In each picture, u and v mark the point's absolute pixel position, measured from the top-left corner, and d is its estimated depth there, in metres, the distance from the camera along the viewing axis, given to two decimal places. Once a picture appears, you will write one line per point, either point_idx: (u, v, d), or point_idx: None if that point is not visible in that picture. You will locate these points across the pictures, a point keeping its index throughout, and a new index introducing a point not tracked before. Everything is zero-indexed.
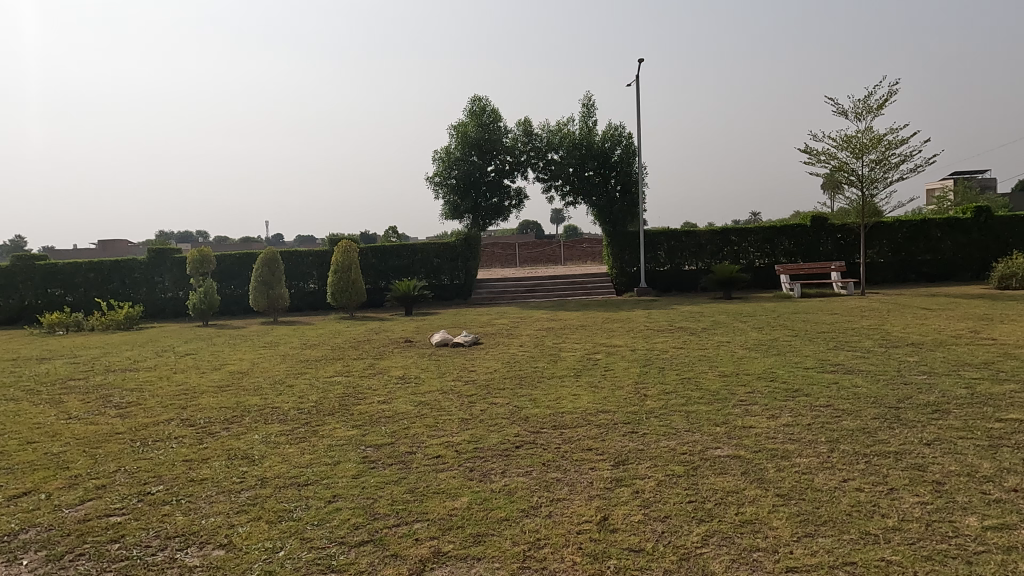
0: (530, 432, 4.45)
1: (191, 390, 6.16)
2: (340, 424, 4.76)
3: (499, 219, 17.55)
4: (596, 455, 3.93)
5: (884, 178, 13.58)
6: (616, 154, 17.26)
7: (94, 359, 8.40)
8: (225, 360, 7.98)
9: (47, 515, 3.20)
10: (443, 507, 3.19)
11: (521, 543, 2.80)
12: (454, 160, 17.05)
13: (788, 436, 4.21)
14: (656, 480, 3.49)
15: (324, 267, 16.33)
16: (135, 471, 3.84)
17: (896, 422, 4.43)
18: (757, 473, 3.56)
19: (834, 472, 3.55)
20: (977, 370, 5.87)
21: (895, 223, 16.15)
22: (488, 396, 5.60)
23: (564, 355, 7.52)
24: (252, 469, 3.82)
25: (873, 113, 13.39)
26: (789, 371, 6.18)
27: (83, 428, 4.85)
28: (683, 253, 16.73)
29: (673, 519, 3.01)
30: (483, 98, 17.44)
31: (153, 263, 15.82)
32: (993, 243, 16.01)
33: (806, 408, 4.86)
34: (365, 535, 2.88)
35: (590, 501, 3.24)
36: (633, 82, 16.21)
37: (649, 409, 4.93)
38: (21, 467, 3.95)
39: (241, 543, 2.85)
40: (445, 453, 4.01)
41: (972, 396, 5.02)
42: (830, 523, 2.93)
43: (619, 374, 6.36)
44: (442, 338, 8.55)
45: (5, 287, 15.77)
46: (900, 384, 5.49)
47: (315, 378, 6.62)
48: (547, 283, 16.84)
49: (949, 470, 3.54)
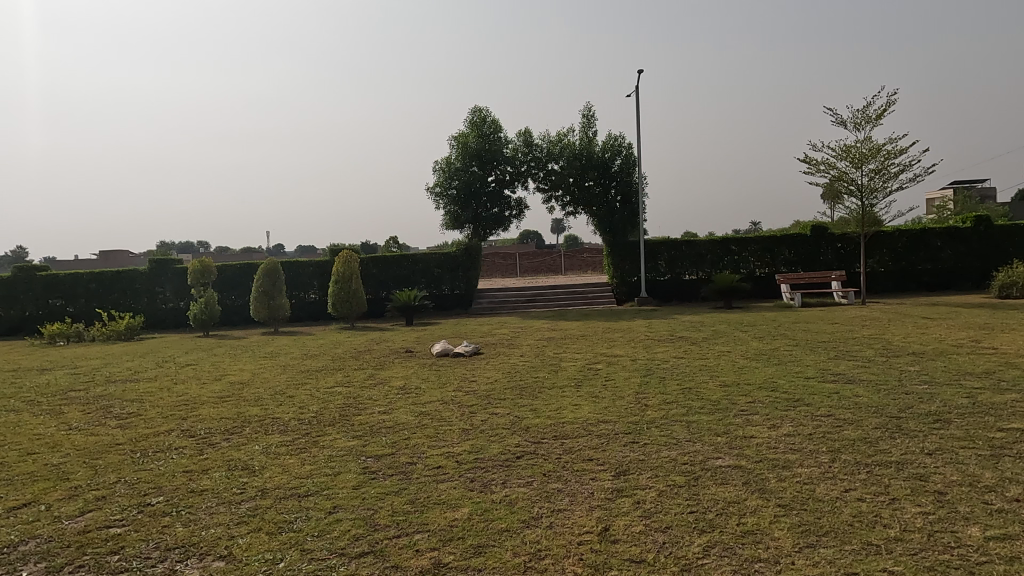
0: (531, 442, 4.45)
1: (192, 400, 6.18)
2: (342, 434, 4.77)
3: (500, 228, 17.61)
4: (597, 466, 3.92)
5: (883, 187, 13.62)
6: (616, 164, 17.34)
7: (96, 370, 8.44)
8: (226, 370, 8.01)
9: (47, 527, 3.19)
10: (444, 518, 3.18)
11: (522, 555, 2.79)
12: (455, 170, 17.15)
13: (788, 446, 4.20)
14: (657, 490, 3.49)
15: (324, 277, 16.37)
16: (135, 482, 3.83)
17: (898, 432, 4.42)
18: (758, 483, 3.55)
19: (836, 482, 3.55)
20: (978, 379, 5.86)
21: (895, 232, 16.20)
22: (489, 405, 5.61)
23: (565, 365, 7.54)
24: (252, 480, 3.81)
25: (872, 123, 13.44)
26: (790, 380, 6.18)
27: (84, 439, 4.86)
28: (683, 263, 16.75)
29: (674, 530, 3.00)
30: (483, 108, 17.51)
31: (154, 273, 15.85)
32: (993, 252, 16.05)
33: (806, 418, 4.86)
34: (365, 547, 2.88)
35: (591, 511, 3.23)
36: (634, 92, 16.37)
37: (650, 419, 4.94)
38: (22, 477, 3.96)
39: (241, 554, 2.85)
40: (446, 463, 4.02)
41: (973, 406, 5.02)
42: (832, 534, 2.92)
43: (620, 384, 6.38)
44: (443, 347, 8.59)
45: (7, 297, 15.83)
46: (900, 394, 5.49)
47: (316, 388, 6.65)
48: (548, 293, 16.86)
49: (951, 479, 3.53)
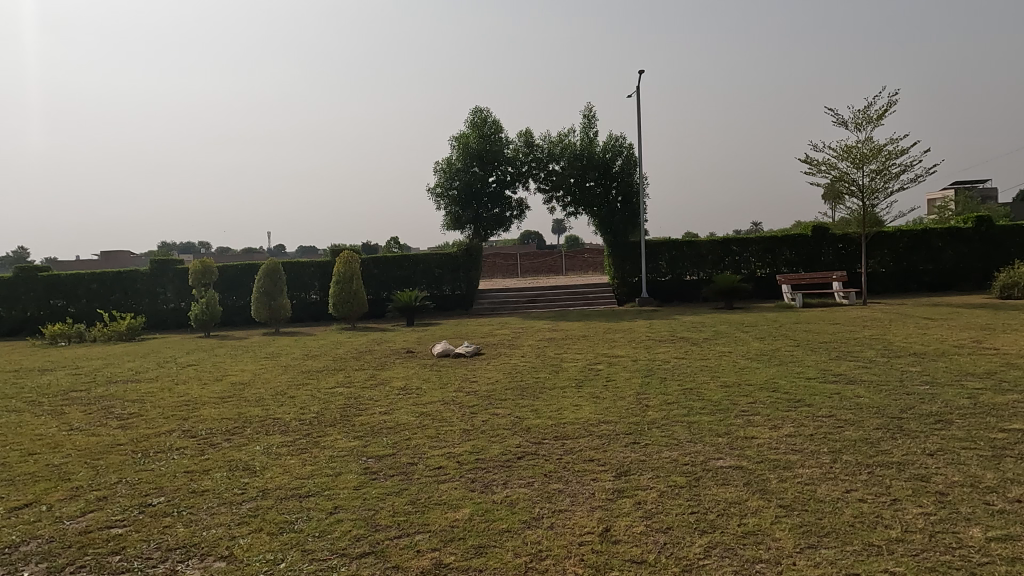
0: (532, 442, 4.45)
1: (193, 401, 6.19)
2: (343, 435, 4.78)
3: (500, 229, 17.61)
4: (598, 467, 3.92)
5: (884, 188, 13.61)
6: (617, 164, 17.34)
7: (97, 370, 8.43)
8: (227, 371, 8.00)
9: (47, 528, 3.19)
10: (444, 518, 3.18)
11: (523, 555, 2.79)
12: (455, 171, 17.15)
13: (789, 446, 4.20)
14: (658, 490, 3.48)
15: (325, 278, 16.37)
16: (136, 482, 3.83)
17: (899, 433, 4.42)
18: (759, 484, 3.55)
19: (837, 483, 3.54)
20: (980, 380, 5.85)
21: (896, 233, 16.19)
22: (489, 406, 5.60)
23: (566, 366, 7.54)
24: (253, 480, 3.81)
25: (873, 123, 13.43)
26: (791, 381, 6.18)
27: (85, 439, 4.86)
28: (684, 263, 16.74)
29: (674, 531, 2.99)
30: (484, 109, 17.52)
31: (155, 274, 15.87)
32: (994, 253, 16.04)
33: (808, 418, 4.85)
34: (366, 547, 2.88)
35: (592, 512, 3.23)
36: (634, 93, 16.36)
37: (651, 419, 4.93)
38: (23, 478, 3.96)
39: (242, 555, 2.85)
40: (447, 464, 4.02)
41: (975, 406, 5.01)
42: (833, 534, 2.92)
43: (621, 384, 6.38)
44: (444, 347, 8.58)
45: (9, 298, 15.85)
46: (901, 394, 5.48)
47: (317, 388, 6.65)
48: (549, 293, 16.86)
49: (953, 480, 3.53)
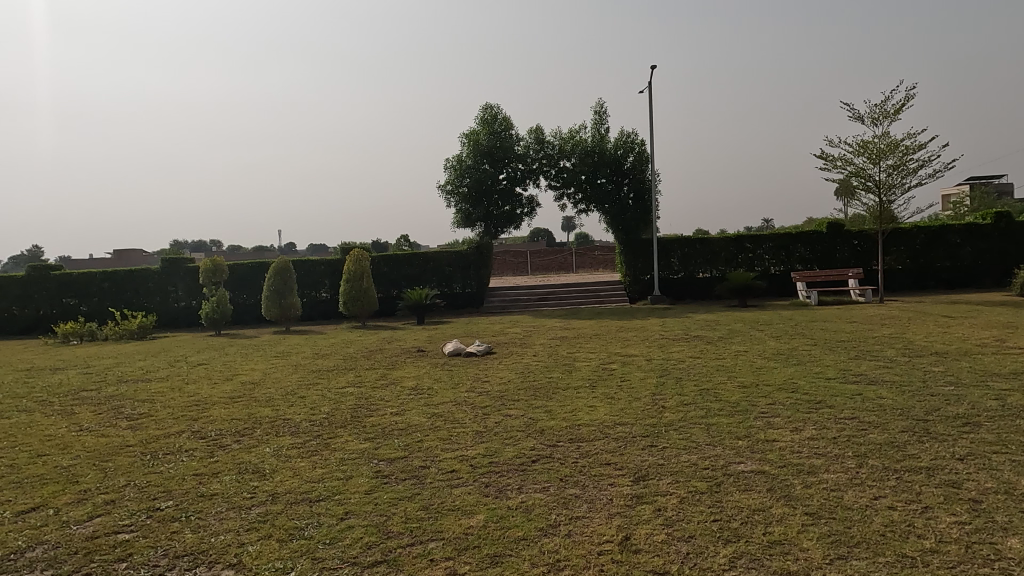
0: (546, 446, 4.34)
1: (203, 401, 6.14)
2: (353, 436, 4.70)
3: (510, 227, 17.48)
4: (615, 471, 3.81)
5: (901, 183, 13.36)
6: (628, 161, 17.13)
7: (107, 370, 8.40)
8: (236, 370, 7.95)
9: (54, 533, 3.13)
10: (459, 525, 3.09)
11: (540, 565, 2.69)
12: (466, 168, 17.02)
13: (813, 450, 4.07)
14: (678, 497, 3.37)
15: (335, 276, 16.33)
16: (145, 486, 3.77)
17: (926, 436, 4.26)
18: (784, 490, 3.42)
19: (864, 490, 3.40)
20: (1006, 381, 5.67)
21: (912, 230, 15.93)
22: (502, 407, 5.50)
23: (579, 365, 7.41)
24: (263, 484, 3.74)
25: (890, 118, 13.20)
26: (811, 381, 6.03)
27: (94, 441, 4.80)
28: (696, 261, 16.55)
29: (698, 540, 2.88)
30: (494, 105, 17.42)
31: (166, 272, 15.91)
32: (1014, 248, 15.68)
33: (830, 420, 4.71)
34: (378, 556, 2.79)
35: (611, 519, 3.12)
36: (646, 89, 16.02)
37: (668, 422, 4.80)
38: (30, 482, 3.90)
39: (250, 563, 2.77)
40: (460, 468, 3.91)
41: (1003, 409, 4.83)
42: (864, 545, 2.79)
43: (636, 385, 6.24)
44: (455, 347, 8.48)
45: (22, 297, 15.99)
46: (926, 396, 5.31)
47: (327, 388, 6.58)
48: (560, 292, 16.74)
49: (985, 487, 3.38)
